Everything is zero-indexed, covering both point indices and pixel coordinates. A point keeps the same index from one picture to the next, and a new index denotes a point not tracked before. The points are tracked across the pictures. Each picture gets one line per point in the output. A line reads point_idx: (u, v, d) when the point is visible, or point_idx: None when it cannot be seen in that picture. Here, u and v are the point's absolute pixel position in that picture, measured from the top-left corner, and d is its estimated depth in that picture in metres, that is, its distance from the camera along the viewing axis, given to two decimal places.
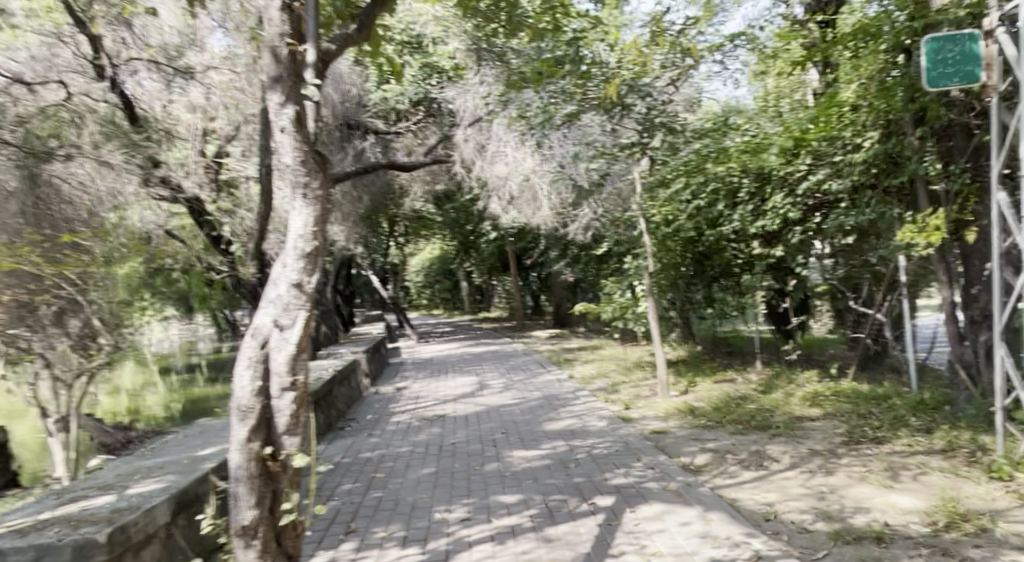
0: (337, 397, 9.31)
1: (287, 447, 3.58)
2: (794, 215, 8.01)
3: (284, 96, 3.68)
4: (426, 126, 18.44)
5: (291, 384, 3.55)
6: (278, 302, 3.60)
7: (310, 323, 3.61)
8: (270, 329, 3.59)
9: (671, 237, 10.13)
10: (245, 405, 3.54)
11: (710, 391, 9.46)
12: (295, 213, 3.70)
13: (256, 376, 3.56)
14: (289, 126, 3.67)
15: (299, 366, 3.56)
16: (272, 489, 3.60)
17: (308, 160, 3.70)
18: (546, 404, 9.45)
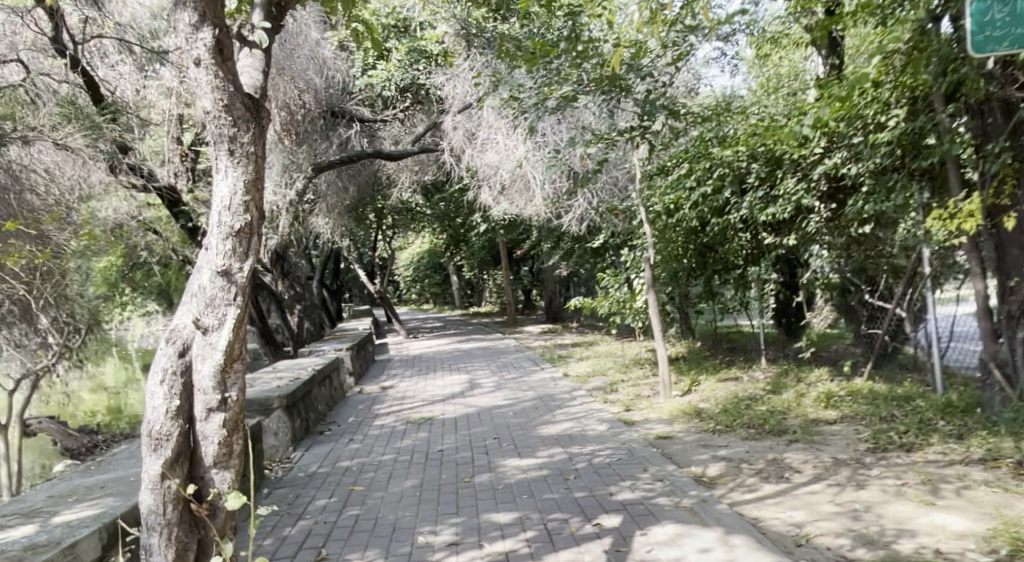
0: (318, 398, 8.71)
1: (211, 483, 3.49)
2: (807, 201, 7.53)
3: (200, 14, 3.55)
4: (414, 114, 17.93)
5: (213, 409, 3.49)
6: (202, 303, 3.55)
7: (236, 326, 3.54)
8: (192, 337, 3.54)
9: (672, 227, 9.80)
10: (162, 433, 3.47)
11: (715, 391, 8.91)
12: (222, 177, 3.60)
13: (177, 399, 3.51)
14: (206, 54, 3.55)
15: (221, 387, 3.50)
16: (198, 535, 3.52)
17: (234, 103, 3.59)
18: (540, 404, 8.89)
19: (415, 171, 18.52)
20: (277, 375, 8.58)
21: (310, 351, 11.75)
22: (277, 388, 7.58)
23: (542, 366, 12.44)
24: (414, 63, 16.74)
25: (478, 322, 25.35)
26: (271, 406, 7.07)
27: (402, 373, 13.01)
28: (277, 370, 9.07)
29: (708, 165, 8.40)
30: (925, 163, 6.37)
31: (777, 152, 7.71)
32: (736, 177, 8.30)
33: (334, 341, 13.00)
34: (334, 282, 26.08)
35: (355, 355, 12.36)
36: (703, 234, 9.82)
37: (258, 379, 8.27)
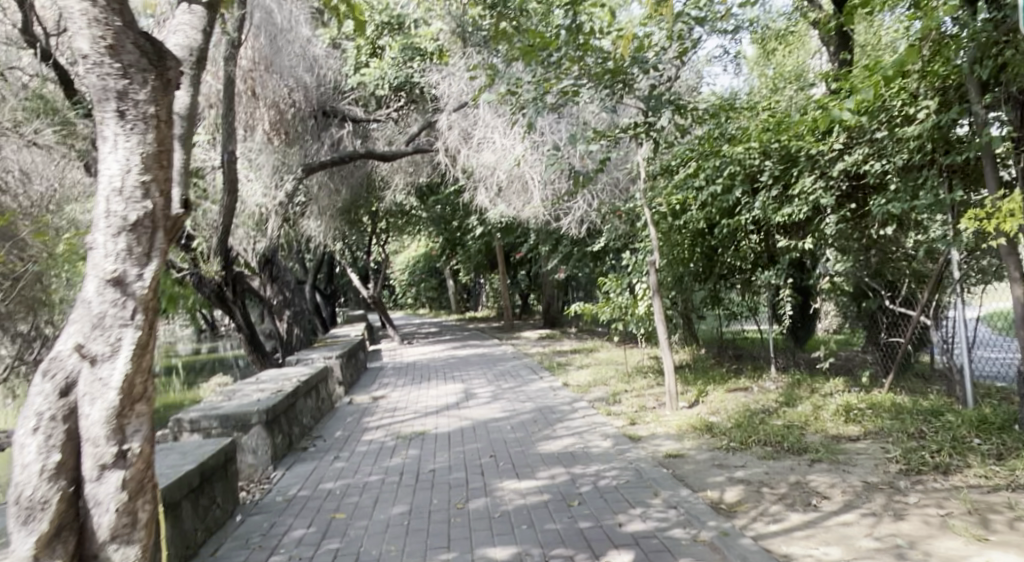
0: (303, 411, 8.22)
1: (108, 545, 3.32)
2: (827, 200, 7.04)
3: None
4: (408, 113, 17.43)
5: (106, 460, 3.31)
6: (87, 332, 3.36)
7: (127, 360, 3.36)
8: (78, 376, 3.35)
9: (678, 229, 9.32)
10: (42, 497, 3.28)
11: (724, 404, 8.41)
12: (112, 160, 3.41)
13: (66, 449, 3.33)
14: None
15: (114, 431, 3.33)
16: None
17: (132, 53, 3.43)
18: (539, 417, 8.38)
19: (409, 173, 18.03)
20: (260, 386, 8.09)
21: (298, 358, 11.22)
22: (257, 401, 7.10)
23: (540, 374, 11.93)
24: (409, 60, 16.24)
25: (474, 327, 24.79)
26: (250, 422, 6.60)
27: (395, 381, 12.48)
28: (261, 381, 8.57)
29: (718, 163, 7.92)
30: (957, 160, 5.92)
31: (793, 148, 7.24)
32: (748, 176, 7.83)
33: (324, 348, 12.47)
34: (327, 286, 25.51)
35: (345, 364, 11.83)
36: (710, 237, 9.34)
37: (238, 392, 7.78)
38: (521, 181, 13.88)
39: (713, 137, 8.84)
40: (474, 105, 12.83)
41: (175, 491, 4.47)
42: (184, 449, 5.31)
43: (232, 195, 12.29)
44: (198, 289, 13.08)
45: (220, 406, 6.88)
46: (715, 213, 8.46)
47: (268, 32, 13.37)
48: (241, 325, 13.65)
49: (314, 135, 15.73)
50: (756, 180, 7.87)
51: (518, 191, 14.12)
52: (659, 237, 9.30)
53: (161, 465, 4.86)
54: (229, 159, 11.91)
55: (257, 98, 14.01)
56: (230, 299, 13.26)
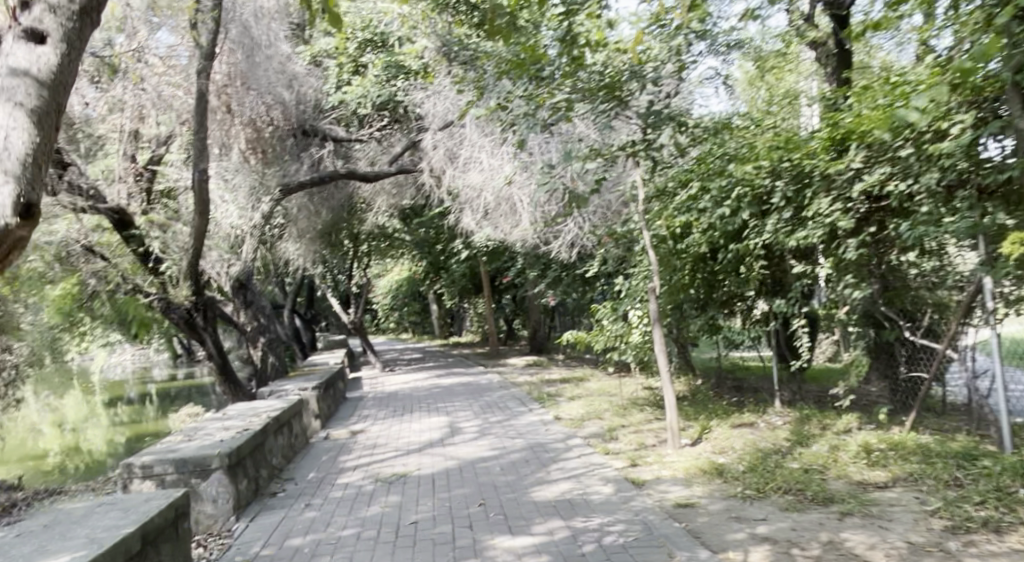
0: (273, 451, 7.54)
1: None
2: (846, 223, 6.47)
3: None
4: (391, 133, 16.81)
5: None
6: None
7: None
8: None
9: (678, 253, 8.76)
10: None
11: (730, 442, 7.80)
12: None
13: None
14: None
15: None
16: None
17: None
18: (531, 457, 7.73)
19: (392, 195, 17.41)
20: (226, 424, 7.41)
21: (271, 390, 10.51)
22: (219, 443, 6.42)
23: (529, 407, 11.27)
24: (393, 78, 15.73)
25: (459, 354, 24.12)
26: (210, 468, 5.92)
27: (375, 414, 11.76)
28: (228, 417, 7.88)
29: (724, 183, 7.36)
30: (996, 179, 5.44)
31: (808, 167, 6.69)
32: (757, 198, 7.27)
33: (300, 378, 11.76)
34: (308, 311, 24.75)
35: (322, 395, 11.13)
36: (712, 262, 8.77)
37: (201, 431, 7.09)
38: (509, 203, 13.30)
39: (717, 157, 8.27)
40: (460, 119, 12.59)
41: (112, 561, 3.83)
42: (128, 504, 4.64)
43: (204, 216, 11.66)
44: (167, 316, 12.35)
45: (178, 449, 6.21)
46: (720, 237, 7.89)
47: (246, 47, 12.74)
48: (213, 354, 12.92)
49: (292, 156, 15.12)
50: (766, 201, 7.31)
51: (506, 213, 13.53)
52: (658, 262, 8.72)
53: (99, 526, 4.20)
54: (200, 178, 11.28)
55: (233, 116, 13.34)
56: (201, 327, 12.54)
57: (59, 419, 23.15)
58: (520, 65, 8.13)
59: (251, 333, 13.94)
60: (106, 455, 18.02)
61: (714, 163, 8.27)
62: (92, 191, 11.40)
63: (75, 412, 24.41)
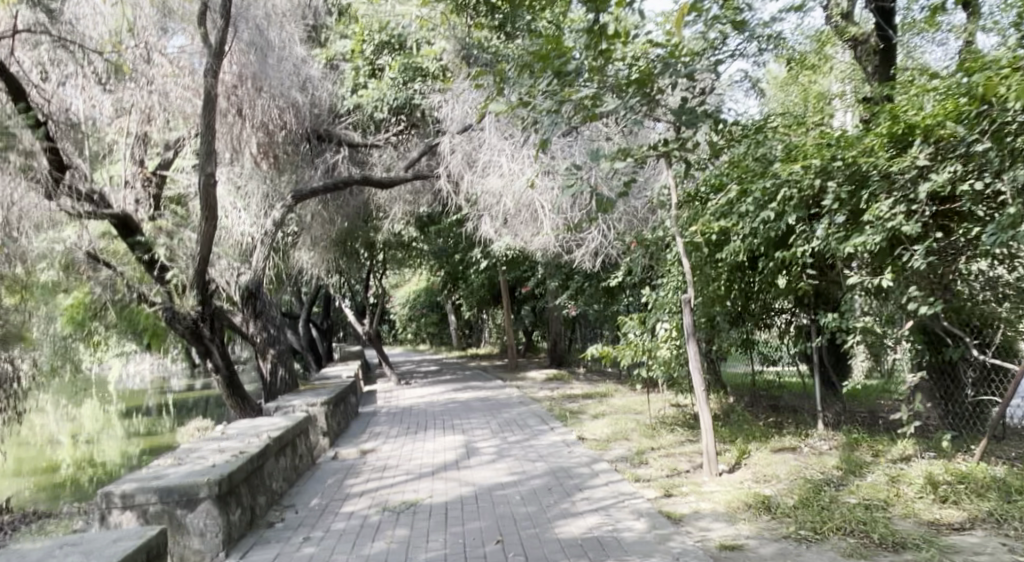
0: (273, 475, 6.95)
1: None
2: (909, 229, 5.78)
3: None
4: (408, 138, 16.22)
5: None
6: None
7: None
8: None
9: (714, 262, 8.08)
10: None
11: (773, 469, 7.11)
12: None
13: None
14: None
15: None
16: None
17: None
18: (554, 483, 7.07)
19: (409, 201, 16.69)
20: (222, 444, 6.83)
21: (276, 406, 9.94)
22: (211, 468, 5.86)
23: (550, 425, 10.62)
24: (410, 81, 15.12)
25: (478, 366, 23.52)
26: (198, 497, 5.35)
27: (388, 431, 11.15)
28: (227, 437, 7.30)
29: (768, 185, 6.70)
30: None
31: (866, 167, 6.01)
32: (805, 200, 6.60)
33: (309, 393, 11.19)
34: (324, 321, 24.25)
35: (331, 412, 10.55)
36: (751, 271, 8.08)
37: (193, 453, 6.52)
38: (530, 209, 12.68)
39: (755, 160, 7.66)
40: (479, 119, 11.98)
41: None
42: (93, 546, 4.06)
43: (211, 221, 11.18)
44: (171, 327, 11.86)
45: (164, 476, 5.64)
46: (763, 244, 7.21)
47: (259, 48, 12.18)
48: (220, 367, 12.40)
49: (306, 160, 14.64)
50: (816, 205, 6.64)
51: (526, 220, 12.91)
52: (692, 271, 8.04)
53: None
54: (207, 182, 10.78)
55: (244, 119, 12.83)
56: (208, 338, 12.02)
57: (73, 430, 22.81)
58: (543, 56, 7.52)
59: (260, 345, 13.38)
60: (116, 468, 17.59)
61: (756, 163, 7.58)
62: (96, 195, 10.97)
63: (90, 422, 24.09)
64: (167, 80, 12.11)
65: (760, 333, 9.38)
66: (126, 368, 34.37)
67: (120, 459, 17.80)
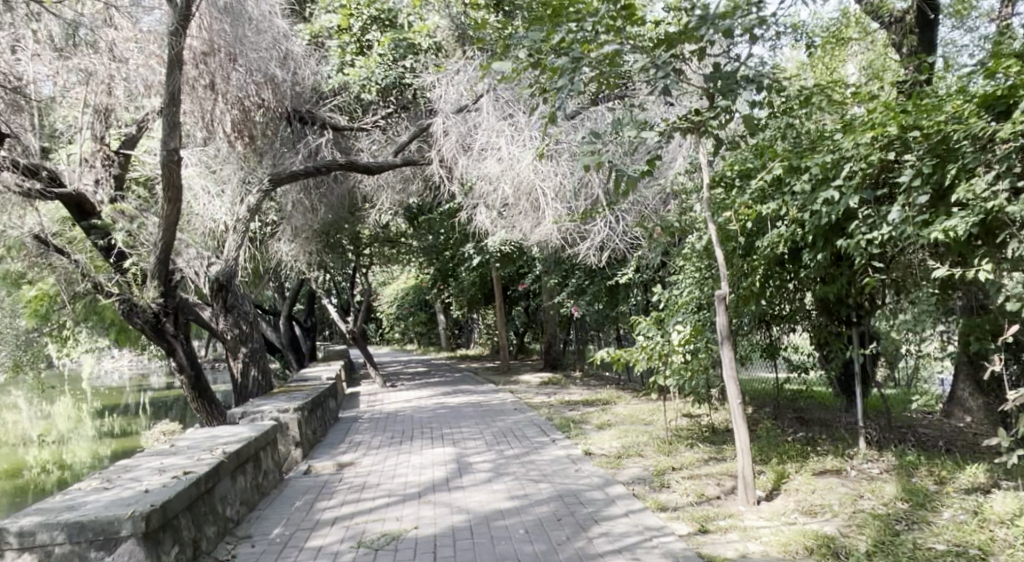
0: (225, 499, 5.83)
1: None
2: (1010, 213, 4.74)
3: None
4: (397, 121, 14.87)
5: None
6: None
7: None
8: None
9: (748, 252, 6.99)
10: None
11: (823, 499, 6.04)
12: None
13: None
14: None
15: None
16: None
17: None
18: (564, 512, 5.95)
19: (398, 190, 15.47)
20: (165, 462, 5.70)
21: (242, 412, 8.79)
22: (143, 496, 4.74)
23: (552, 436, 9.50)
24: (400, 59, 14.08)
25: (468, 367, 22.41)
26: (118, 537, 4.23)
27: (370, 441, 10.00)
28: (174, 451, 6.16)
29: (826, 159, 5.64)
30: None
31: (955, 137, 4.98)
32: (870, 179, 5.54)
33: (282, 397, 10.03)
34: (308, 319, 22.93)
35: (306, 418, 9.40)
36: (792, 266, 6.98)
37: (128, 472, 5.38)
38: (530, 198, 11.54)
39: (793, 135, 6.58)
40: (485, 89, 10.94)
41: None
42: None
43: (174, 203, 9.98)
44: (130, 322, 10.74)
45: (81, 506, 4.51)
46: (815, 230, 6.15)
47: (233, 12, 10.93)
48: (184, 367, 11.27)
49: (287, 145, 13.45)
50: (882, 184, 5.56)
51: (526, 211, 11.75)
52: (723, 262, 6.94)
53: None
54: (170, 158, 9.60)
55: (217, 93, 11.62)
56: (170, 334, 10.93)
57: (43, 431, 21.65)
58: (556, 10, 6.64)
59: (230, 342, 12.19)
60: (83, 471, 16.43)
61: (812, 136, 6.44)
62: (46, 172, 10.09)
63: (63, 421, 22.94)
64: (129, 46, 10.77)
65: (788, 337, 8.40)
66: (105, 366, 33.28)
67: (87, 462, 16.68)
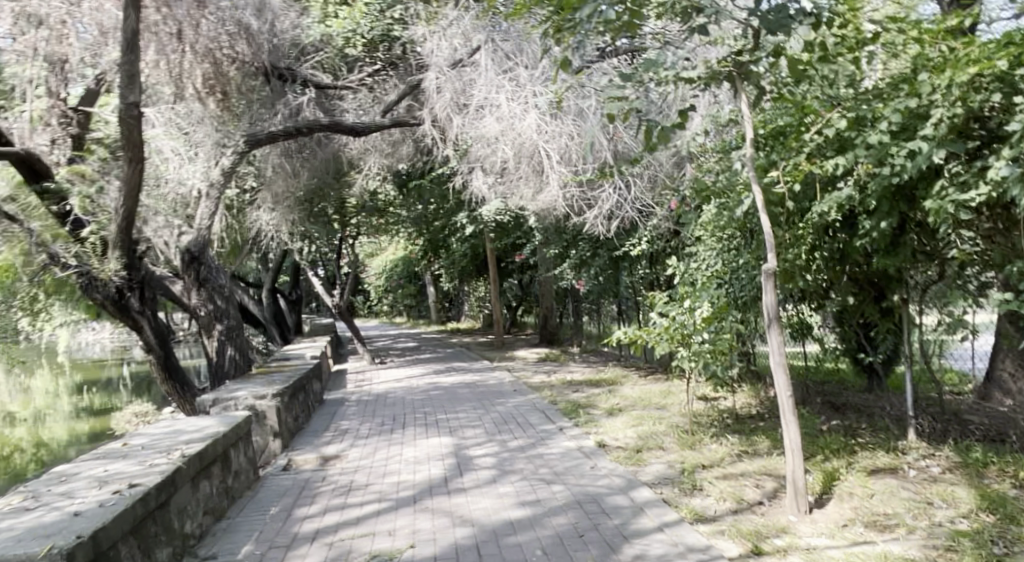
0: (184, 513, 4.93)
1: None
2: None
3: None
4: (386, 79, 13.59)
5: None
6: None
7: None
8: None
9: (795, 220, 6.01)
10: None
11: (889, 507, 5.18)
12: None
13: None
14: None
15: None
16: None
17: None
18: (587, 525, 5.08)
19: (386, 153, 14.39)
20: (111, 471, 4.76)
21: (213, 399, 7.81)
22: (71, 520, 3.83)
23: (558, 424, 8.59)
24: (388, 8, 12.73)
25: (460, 342, 21.54)
26: None
27: (357, 428, 9.07)
28: (123, 456, 5.21)
29: (908, 105, 4.87)
30: None
31: None
32: (961, 128, 4.79)
33: (260, 381, 9.08)
34: (293, 293, 21.78)
35: (285, 405, 8.45)
36: (846, 236, 6.04)
37: (61, 485, 4.46)
38: (532, 161, 10.55)
39: (847, 83, 5.82)
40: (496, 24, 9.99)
41: None
42: None
43: (135, 164, 8.94)
44: (89, 296, 9.73)
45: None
46: (885, 193, 5.32)
47: None
48: (151, 346, 10.44)
49: (265, 105, 12.35)
50: (974, 133, 4.83)
51: (527, 175, 10.72)
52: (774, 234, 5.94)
53: None
54: (129, 113, 8.56)
55: (184, 42, 10.52)
56: (136, 310, 10.04)
57: (17, 409, 20.64)
58: None
59: (203, 319, 11.16)
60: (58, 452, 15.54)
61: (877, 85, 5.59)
62: None
63: (41, 397, 22.01)
64: None
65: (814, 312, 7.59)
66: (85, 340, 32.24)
67: (63, 441, 15.77)
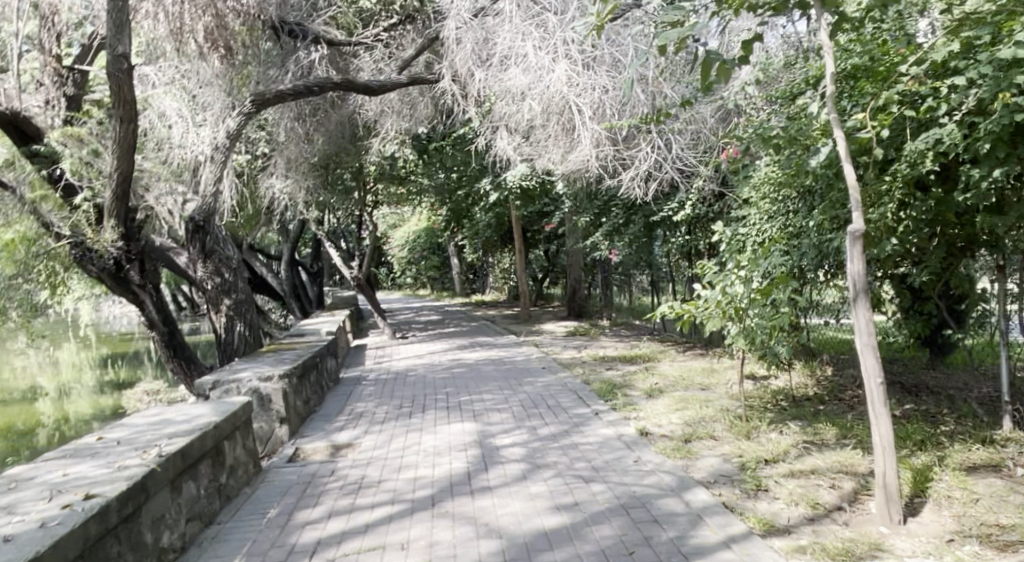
0: (161, 522, 4.19)
1: None
2: None
3: None
4: (404, 34, 12.43)
5: None
6: None
7: None
8: None
9: (884, 174, 5.06)
10: None
11: (1000, 517, 4.32)
12: None
13: None
14: None
15: None
16: None
17: None
18: (637, 538, 4.28)
19: (404, 116, 13.15)
20: (70, 476, 4.00)
21: (214, 381, 6.99)
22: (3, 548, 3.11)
23: (593, 408, 7.77)
24: None
25: (485, 315, 20.76)
26: None
27: (373, 411, 8.29)
28: (91, 455, 4.45)
29: None
30: None
31: None
32: None
33: (268, 360, 8.33)
34: (314, 263, 21.04)
35: (294, 386, 7.68)
36: (942, 194, 5.12)
37: (8, 496, 3.72)
38: (562, 118, 9.63)
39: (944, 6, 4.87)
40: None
41: None
42: None
43: (128, 124, 8.14)
44: (85, 269, 9.13)
45: None
46: (1003, 132, 4.39)
47: None
48: (155, 323, 9.80)
49: (274, 64, 11.51)
50: None
51: (555, 134, 9.81)
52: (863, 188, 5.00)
53: None
54: (118, 68, 7.72)
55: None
56: (136, 284, 9.34)
57: (38, 383, 20.39)
58: None
59: (210, 293, 10.36)
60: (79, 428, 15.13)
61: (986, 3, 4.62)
62: None
63: (67, 371, 21.70)
64: None
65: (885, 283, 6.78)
66: (110, 314, 31.96)
67: (83, 416, 15.32)
